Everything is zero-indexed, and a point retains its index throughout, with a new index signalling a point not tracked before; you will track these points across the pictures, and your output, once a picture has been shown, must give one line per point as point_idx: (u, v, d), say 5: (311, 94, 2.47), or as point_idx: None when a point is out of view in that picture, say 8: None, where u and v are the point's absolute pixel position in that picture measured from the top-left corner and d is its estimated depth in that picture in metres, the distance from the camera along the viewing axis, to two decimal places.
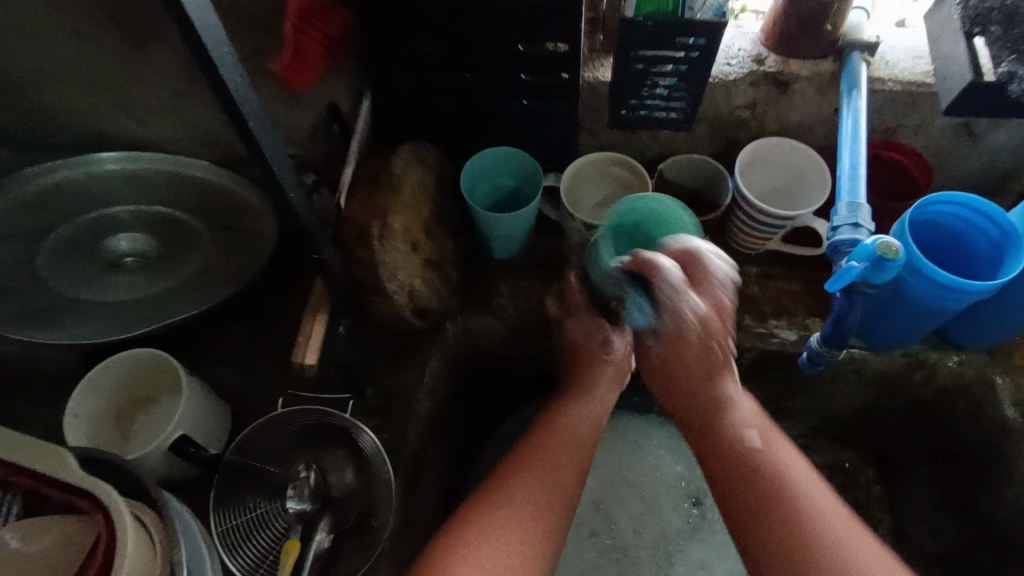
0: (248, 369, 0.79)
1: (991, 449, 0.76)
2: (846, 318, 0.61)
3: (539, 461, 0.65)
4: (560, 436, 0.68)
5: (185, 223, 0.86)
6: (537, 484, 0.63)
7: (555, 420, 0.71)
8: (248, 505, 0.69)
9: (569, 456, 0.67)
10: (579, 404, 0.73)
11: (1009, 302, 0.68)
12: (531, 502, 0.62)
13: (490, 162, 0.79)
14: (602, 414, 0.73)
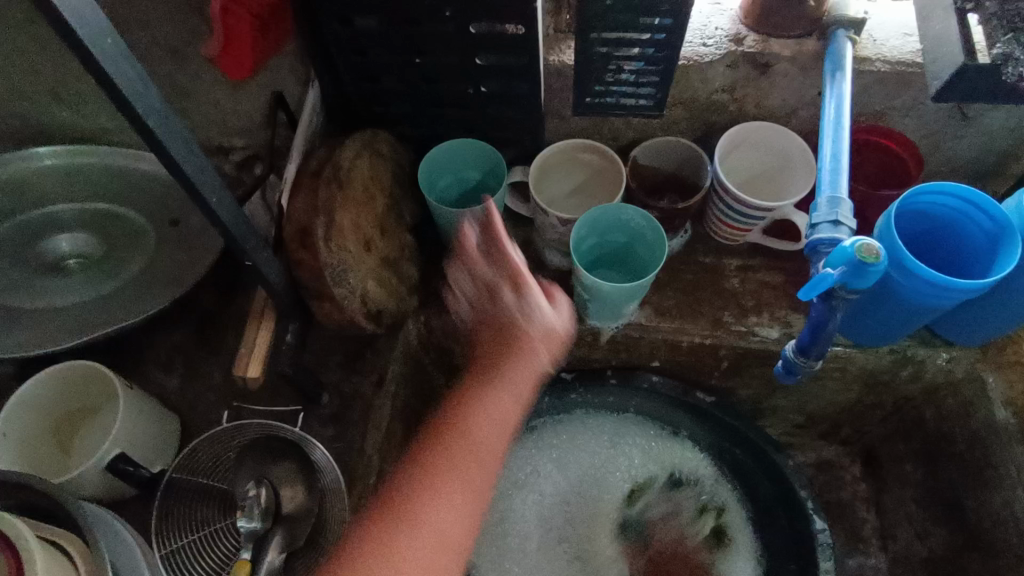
0: (198, 376, 0.75)
1: (978, 451, 0.72)
2: (825, 327, 0.56)
3: (444, 481, 0.50)
4: (477, 442, 0.53)
5: (129, 222, 0.81)
6: (448, 512, 0.49)
7: (418, 500, 0.49)
8: (197, 523, 0.64)
9: (482, 467, 0.52)
10: (455, 467, 0.51)
11: (1002, 297, 0.64)
12: (434, 535, 0.48)
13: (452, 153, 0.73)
14: (486, 474, 0.52)
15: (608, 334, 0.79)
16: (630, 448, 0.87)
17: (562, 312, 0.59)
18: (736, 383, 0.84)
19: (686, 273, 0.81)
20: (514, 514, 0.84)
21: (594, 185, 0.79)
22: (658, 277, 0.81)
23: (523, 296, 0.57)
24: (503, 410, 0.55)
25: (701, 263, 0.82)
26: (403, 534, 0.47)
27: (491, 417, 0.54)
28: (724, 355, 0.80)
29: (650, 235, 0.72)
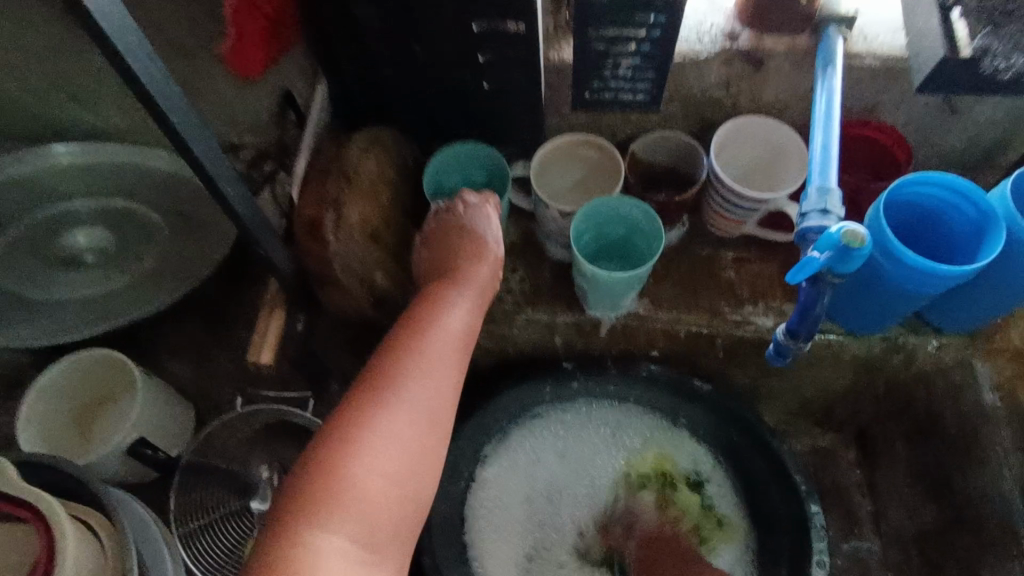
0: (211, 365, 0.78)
1: (968, 435, 0.74)
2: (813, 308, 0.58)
3: (421, 357, 0.53)
4: (447, 325, 0.57)
5: (143, 217, 0.82)
6: (431, 385, 0.52)
7: (404, 367, 0.52)
8: (213, 505, 0.67)
9: (453, 350, 0.55)
10: (432, 341, 0.55)
11: (987, 282, 0.67)
12: (421, 402, 0.50)
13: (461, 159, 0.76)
14: (460, 352, 0.56)
15: (608, 324, 0.82)
16: (630, 435, 0.89)
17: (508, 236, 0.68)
18: (733, 372, 0.87)
19: (684, 264, 0.83)
20: (507, 497, 0.86)
21: (595, 179, 0.81)
22: (656, 268, 0.83)
23: (486, 220, 0.67)
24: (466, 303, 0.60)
25: (699, 254, 0.84)
26: (393, 399, 0.49)
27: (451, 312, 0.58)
28: (721, 344, 0.82)
29: (647, 227, 0.75)
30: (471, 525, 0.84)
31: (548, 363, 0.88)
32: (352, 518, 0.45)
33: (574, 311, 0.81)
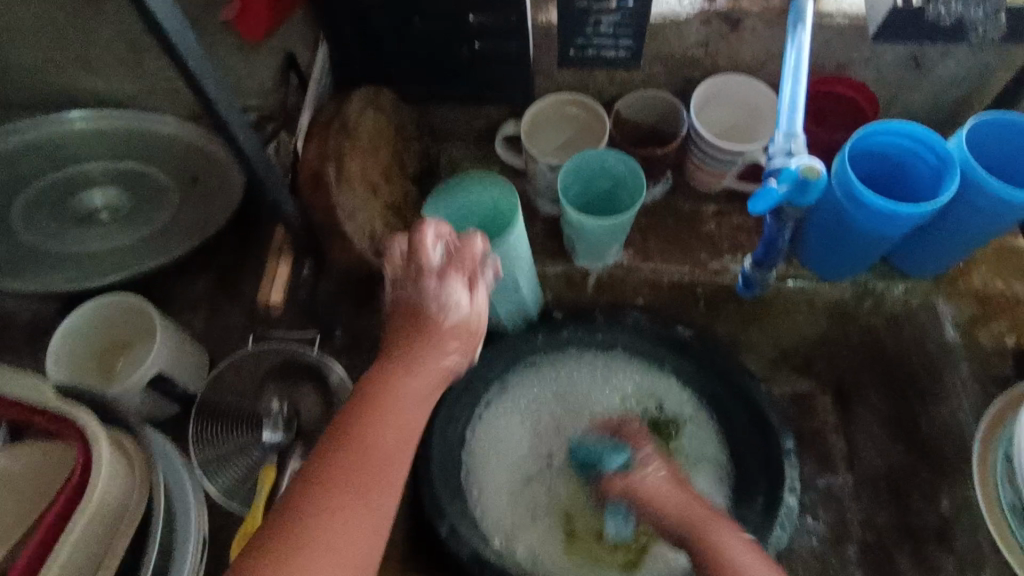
0: (221, 316, 0.83)
1: (930, 372, 0.79)
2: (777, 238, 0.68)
3: (332, 483, 0.50)
4: (375, 446, 0.52)
5: (154, 179, 0.88)
6: (341, 523, 0.49)
7: (313, 512, 0.49)
8: (227, 436, 0.72)
9: (379, 472, 0.51)
10: (351, 469, 0.51)
11: (947, 224, 0.72)
12: (325, 543, 0.48)
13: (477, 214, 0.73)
14: (388, 482, 0.52)
15: (595, 275, 0.86)
16: (622, 379, 0.94)
17: (473, 305, 0.59)
18: (715, 321, 0.91)
19: (667, 218, 0.88)
20: (506, 429, 0.92)
21: (582, 138, 0.85)
22: (641, 222, 0.88)
23: (439, 286, 0.58)
24: (403, 411, 0.55)
25: (681, 209, 0.88)
26: (294, 551, 0.47)
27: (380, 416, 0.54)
28: (702, 294, 0.87)
29: (630, 180, 0.79)
30: (468, 462, 0.89)
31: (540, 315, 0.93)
32: None
33: (563, 262, 0.86)
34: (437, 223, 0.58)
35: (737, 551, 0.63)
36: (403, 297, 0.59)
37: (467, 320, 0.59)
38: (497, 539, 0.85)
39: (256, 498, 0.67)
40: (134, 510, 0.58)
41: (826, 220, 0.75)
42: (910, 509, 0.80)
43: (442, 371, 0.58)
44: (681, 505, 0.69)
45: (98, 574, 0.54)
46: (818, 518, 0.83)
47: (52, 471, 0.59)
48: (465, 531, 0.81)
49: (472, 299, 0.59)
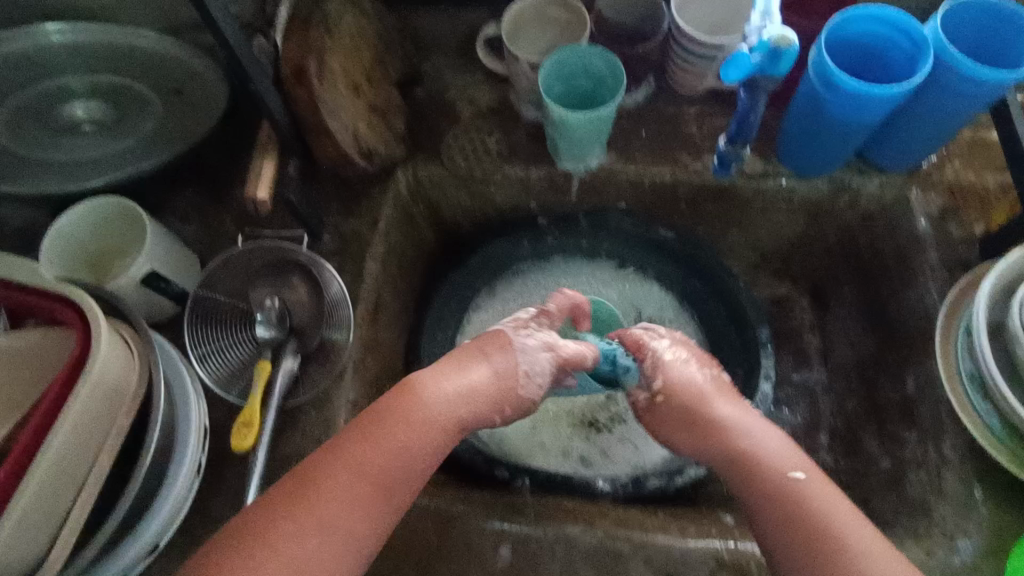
0: (208, 222, 0.84)
1: (900, 261, 0.81)
2: (749, 118, 0.73)
3: (355, 455, 0.55)
4: (408, 442, 0.57)
5: (136, 91, 0.87)
6: (349, 507, 0.53)
7: (332, 480, 0.53)
8: (222, 333, 0.75)
9: (395, 467, 0.56)
10: (377, 454, 0.55)
11: (919, 114, 0.74)
12: (337, 502, 0.53)
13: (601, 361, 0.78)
14: (403, 487, 0.56)
15: (578, 179, 0.87)
16: (608, 286, 0.97)
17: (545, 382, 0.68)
18: (694, 222, 0.93)
19: (648, 120, 0.89)
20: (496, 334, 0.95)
21: (564, 39, 0.84)
22: (624, 126, 0.88)
23: (520, 346, 0.67)
24: (442, 420, 0.60)
25: (663, 111, 0.89)
26: (308, 507, 0.52)
27: (413, 413, 0.58)
28: (683, 196, 0.88)
29: (610, 80, 0.80)
30: None
31: (525, 223, 0.94)
32: None
33: (545, 166, 0.87)
34: (577, 297, 0.78)
35: (790, 457, 0.60)
36: (494, 347, 0.66)
37: (529, 397, 0.67)
38: None
39: (254, 390, 0.70)
40: (135, 392, 0.60)
41: (803, 112, 0.76)
42: (874, 390, 0.83)
43: (486, 419, 0.64)
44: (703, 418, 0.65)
45: (104, 447, 0.57)
46: (793, 410, 0.92)
47: (46, 356, 0.59)
48: None
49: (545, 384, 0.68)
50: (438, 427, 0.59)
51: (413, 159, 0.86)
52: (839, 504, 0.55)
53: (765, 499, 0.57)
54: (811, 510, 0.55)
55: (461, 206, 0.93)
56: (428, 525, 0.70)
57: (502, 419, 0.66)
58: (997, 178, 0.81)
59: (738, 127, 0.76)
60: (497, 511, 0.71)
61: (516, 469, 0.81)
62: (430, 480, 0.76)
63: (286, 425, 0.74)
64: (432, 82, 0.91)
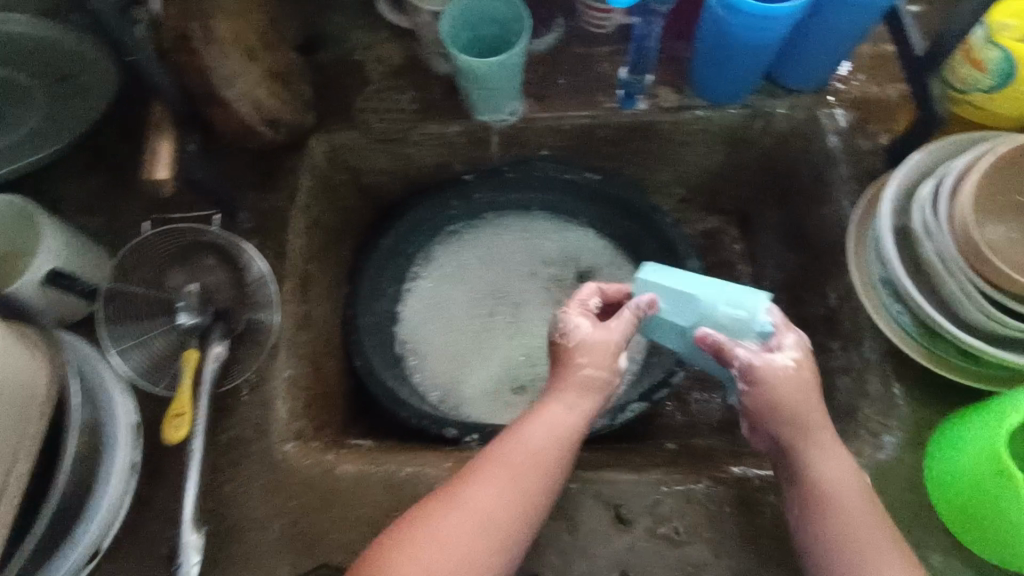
0: (113, 210, 0.79)
1: (814, 179, 0.83)
2: (646, 41, 0.76)
3: (496, 470, 0.59)
4: (540, 448, 0.60)
5: (15, 80, 0.80)
6: (495, 503, 0.57)
7: (482, 475, 0.59)
8: (141, 328, 0.72)
9: (535, 470, 0.59)
10: (522, 454, 0.60)
11: (817, 30, 0.75)
12: (486, 509, 0.57)
13: (678, 275, 0.70)
14: (540, 489, 0.59)
15: (497, 130, 0.86)
16: (544, 239, 0.98)
17: (601, 329, 0.66)
18: (620, 162, 0.93)
19: (561, 62, 0.87)
20: (442, 299, 0.95)
21: None
22: (538, 71, 0.87)
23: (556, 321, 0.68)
24: (569, 428, 0.62)
25: (575, 52, 0.88)
26: (460, 499, 0.57)
27: (548, 420, 0.62)
28: (605, 138, 0.88)
29: (514, 26, 0.77)
30: (402, 328, 0.92)
31: (450, 182, 0.93)
32: None
33: (461, 120, 0.85)
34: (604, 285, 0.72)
35: (851, 485, 0.58)
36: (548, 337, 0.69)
37: (574, 338, 0.66)
38: (413, 368, 0.90)
39: (183, 381, 0.69)
40: (45, 396, 0.57)
41: (708, 39, 0.77)
42: (800, 308, 0.86)
43: (584, 382, 0.64)
44: (793, 396, 0.61)
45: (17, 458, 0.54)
46: None
47: None
48: (404, 395, 0.84)
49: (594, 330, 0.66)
50: (564, 441, 0.62)
51: (325, 126, 0.83)
52: (886, 535, 0.56)
53: (809, 518, 0.58)
54: (858, 548, 0.55)
55: (383, 170, 0.90)
56: (378, 491, 0.69)
57: (600, 376, 0.65)
58: (898, 87, 0.84)
59: (636, 56, 0.79)
60: (445, 469, 0.70)
61: (464, 427, 0.80)
62: (377, 447, 0.75)
63: (222, 411, 0.72)
64: (338, 44, 0.88)
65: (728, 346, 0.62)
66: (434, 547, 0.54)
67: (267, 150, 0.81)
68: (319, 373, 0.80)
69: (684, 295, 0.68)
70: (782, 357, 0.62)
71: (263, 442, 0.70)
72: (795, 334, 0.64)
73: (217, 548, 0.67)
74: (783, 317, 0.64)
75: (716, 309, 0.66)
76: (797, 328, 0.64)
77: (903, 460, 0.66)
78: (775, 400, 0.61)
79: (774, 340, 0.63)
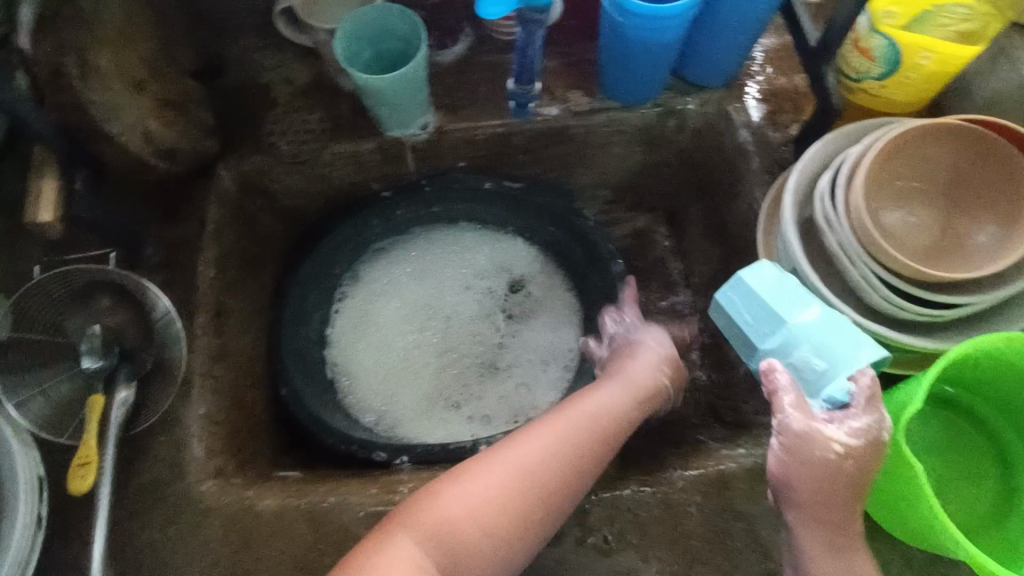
0: (9, 254, 0.75)
1: (731, 174, 0.83)
2: (528, 50, 0.74)
3: (555, 424, 0.65)
4: (588, 416, 0.66)
5: None
6: (542, 457, 0.62)
7: (529, 432, 0.64)
8: (41, 377, 0.69)
9: (582, 435, 0.64)
10: (571, 416, 0.66)
11: (714, 24, 0.75)
12: (535, 458, 0.62)
13: (787, 287, 0.60)
14: (591, 451, 0.64)
15: (412, 143, 0.84)
16: (474, 251, 0.97)
17: (661, 350, 0.77)
18: (541, 167, 0.92)
19: (467, 70, 0.87)
20: (375, 316, 0.93)
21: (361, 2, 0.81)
22: (447, 81, 0.86)
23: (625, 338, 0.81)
24: (619, 410, 0.69)
25: (483, 61, 0.87)
26: (507, 449, 0.62)
27: (600, 398, 0.69)
28: (523, 144, 0.87)
29: (414, 39, 0.76)
30: (331, 351, 0.91)
31: (370, 199, 0.91)
32: (430, 530, 0.57)
33: (372, 137, 0.83)
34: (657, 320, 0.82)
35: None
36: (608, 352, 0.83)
37: (634, 347, 0.78)
38: (344, 393, 0.88)
39: (87, 430, 0.66)
40: None
41: (608, 42, 0.76)
42: None
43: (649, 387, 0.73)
44: (818, 484, 0.56)
45: None
46: None
47: None
48: (335, 421, 0.82)
49: (659, 349, 0.77)
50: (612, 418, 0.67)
51: (231, 153, 0.81)
52: None
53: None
54: None
55: (301, 192, 0.88)
56: (302, 525, 0.66)
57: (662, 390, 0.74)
58: (805, 77, 0.85)
59: (520, 67, 0.77)
60: (372, 496, 0.68)
61: (394, 449, 0.78)
62: (304, 478, 0.73)
63: (135, 457, 0.69)
64: (241, 69, 0.86)
65: (778, 395, 0.56)
66: (481, 485, 0.59)
67: (170, 182, 0.78)
68: (241, 406, 0.77)
69: (775, 313, 0.60)
70: (841, 431, 0.54)
71: (179, 484, 0.68)
72: (871, 421, 0.54)
73: None
74: (866, 398, 0.54)
75: (801, 347, 0.58)
76: (879, 416, 0.54)
77: None
78: (800, 471, 0.56)
79: (839, 413, 0.55)
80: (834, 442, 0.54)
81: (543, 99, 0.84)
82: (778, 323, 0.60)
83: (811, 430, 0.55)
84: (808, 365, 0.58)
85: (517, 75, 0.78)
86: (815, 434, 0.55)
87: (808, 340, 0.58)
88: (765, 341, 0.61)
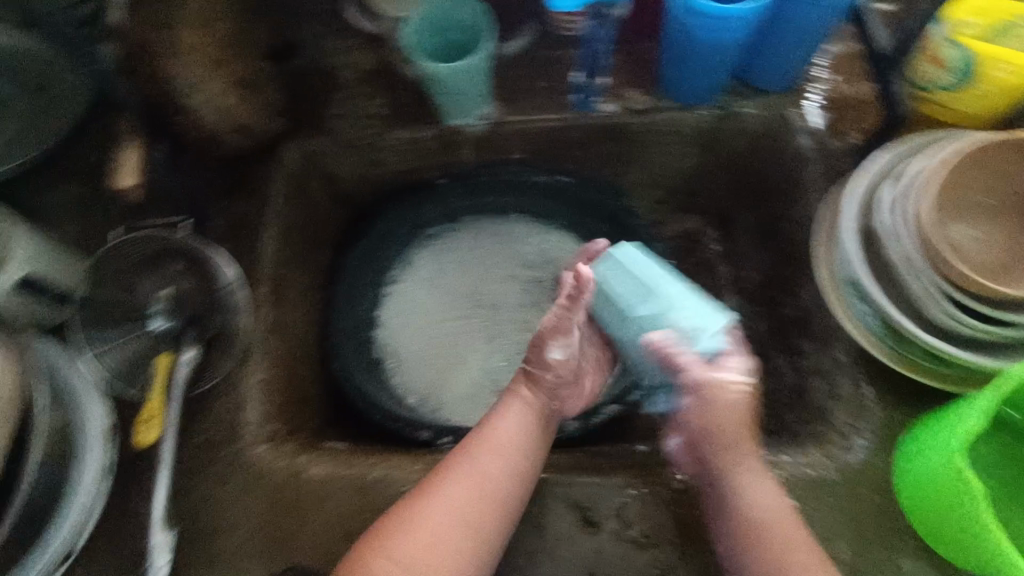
0: (88, 217, 0.79)
1: (788, 180, 0.82)
2: (599, 42, 0.80)
3: (466, 472, 0.64)
4: (497, 449, 0.66)
5: None
6: (463, 498, 0.62)
7: (445, 478, 0.63)
8: (116, 334, 0.73)
9: (496, 468, 0.65)
10: (481, 455, 0.65)
11: (781, 26, 0.75)
12: (462, 502, 0.62)
13: (652, 268, 0.74)
14: (509, 482, 0.64)
15: (471, 132, 0.86)
16: (526, 239, 0.94)
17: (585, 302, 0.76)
18: (594, 164, 0.93)
19: (527, 64, 0.88)
20: (422, 298, 0.92)
21: None
22: (509, 74, 0.88)
23: None
24: (521, 436, 0.68)
25: (543, 56, 0.89)
26: (434, 498, 0.62)
27: (504, 426, 0.68)
28: (578, 140, 0.88)
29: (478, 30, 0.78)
30: (379, 330, 0.89)
31: (425, 185, 0.93)
32: None
33: (432, 125, 0.86)
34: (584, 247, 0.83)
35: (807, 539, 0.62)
36: None
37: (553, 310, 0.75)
38: (392, 372, 0.88)
39: (151, 396, 0.70)
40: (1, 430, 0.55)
41: (671, 42, 0.77)
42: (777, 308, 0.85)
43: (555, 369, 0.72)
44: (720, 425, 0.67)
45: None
46: None
47: None
48: (380, 399, 0.84)
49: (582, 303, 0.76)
50: (518, 446, 0.67)
51: (299, 133, 0.84)
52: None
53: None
54: None
55: (359, 175, 0.91)
56: (348, 493, 0.68)
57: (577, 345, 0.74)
58: (869, 85, 0.84)
59: (588, 58, 0.83)
60: (415, 472, 0.69)
61: (438, 431, 0.82)
62: (350, 450, 0.75)
63: (194, 416, 0.72)
64: (312, 52, 0.89)
65: (676, 354, 0.68)
66: (417, 539, 0.59)
67: (242, 157, 0.82)
68: (293, 376, 0.80)
69: (651, 286, 0.72)
70: (729, 378, 0.68)
71: (234, 446, 0.70)
72: (746, 363, 0.69)
73: (189, 551, 0.66)
74: (734, 344, 0.70)
75: (679, 314, 0.70)
76: (749, 358, 0.69)
77: (874, 463, 0.66)
78: (706, 416, 0.67)
79: (719, 362, 0.68)
80: (724, 387, 0.67)
81: (602, 95, 0.86)
82: (654, 294, 0.72)
83: (707, 381, 0.67)
84: (688, 330, 0.69)
85: (586, 67, 0.84)
86: (707, 384, 0.67)
87: (682, 304, 0.70)
88: (649, 313, 0.71)
